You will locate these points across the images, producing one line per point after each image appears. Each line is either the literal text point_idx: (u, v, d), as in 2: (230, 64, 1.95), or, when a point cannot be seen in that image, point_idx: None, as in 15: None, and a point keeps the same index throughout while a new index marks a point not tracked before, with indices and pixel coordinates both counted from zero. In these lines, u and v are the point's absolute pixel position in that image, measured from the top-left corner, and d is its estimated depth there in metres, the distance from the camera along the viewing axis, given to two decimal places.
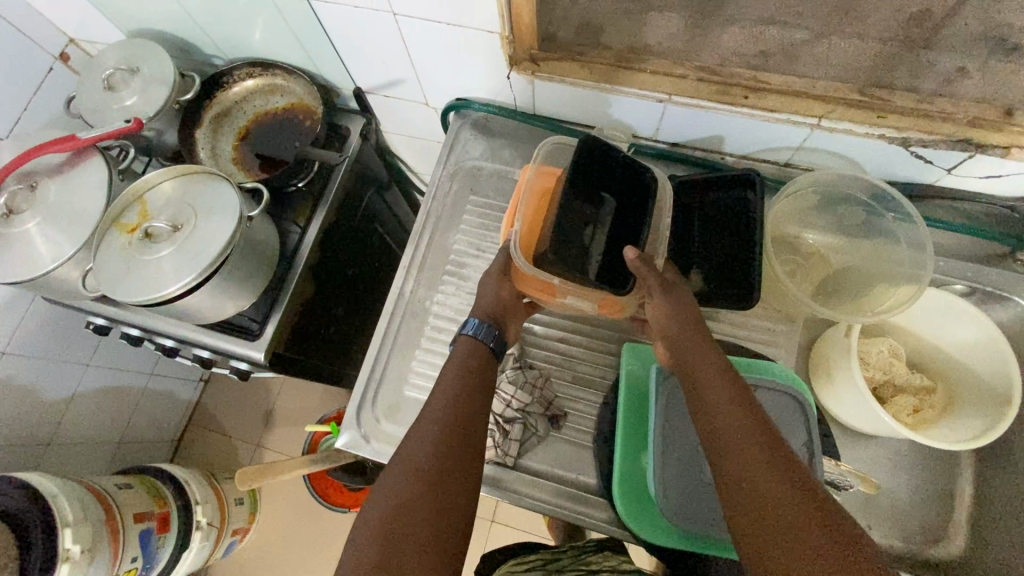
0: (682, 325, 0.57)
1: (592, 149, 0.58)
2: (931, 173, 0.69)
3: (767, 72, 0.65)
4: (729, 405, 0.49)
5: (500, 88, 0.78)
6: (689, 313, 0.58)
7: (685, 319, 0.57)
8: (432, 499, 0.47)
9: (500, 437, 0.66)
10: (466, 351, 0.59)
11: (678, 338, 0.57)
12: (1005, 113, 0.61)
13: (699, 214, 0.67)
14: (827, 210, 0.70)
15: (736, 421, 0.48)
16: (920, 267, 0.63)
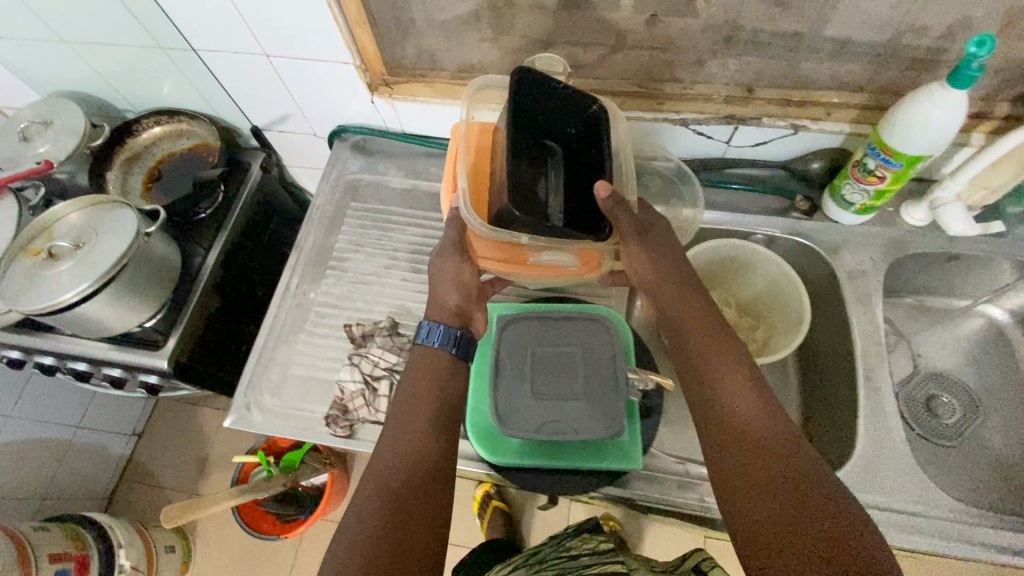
0: (666, 283, 0.64)
1: (532, 116, 0.63)
2: (717, 148, 0.85)
3: (569, 77, 0.82)
4: (732, 405, 0.56)
5: (369, 114, 0.91)
6: (675, 274, 0.65)
7: (664, 276, 0.64)
8: (417, 490, 0.54)
9: (372, 395, 0.74)
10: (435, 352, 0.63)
11: (664, 297, 0.65)
12: (747, 91, 0.78)
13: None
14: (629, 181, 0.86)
15: (722, 373, 0.58)
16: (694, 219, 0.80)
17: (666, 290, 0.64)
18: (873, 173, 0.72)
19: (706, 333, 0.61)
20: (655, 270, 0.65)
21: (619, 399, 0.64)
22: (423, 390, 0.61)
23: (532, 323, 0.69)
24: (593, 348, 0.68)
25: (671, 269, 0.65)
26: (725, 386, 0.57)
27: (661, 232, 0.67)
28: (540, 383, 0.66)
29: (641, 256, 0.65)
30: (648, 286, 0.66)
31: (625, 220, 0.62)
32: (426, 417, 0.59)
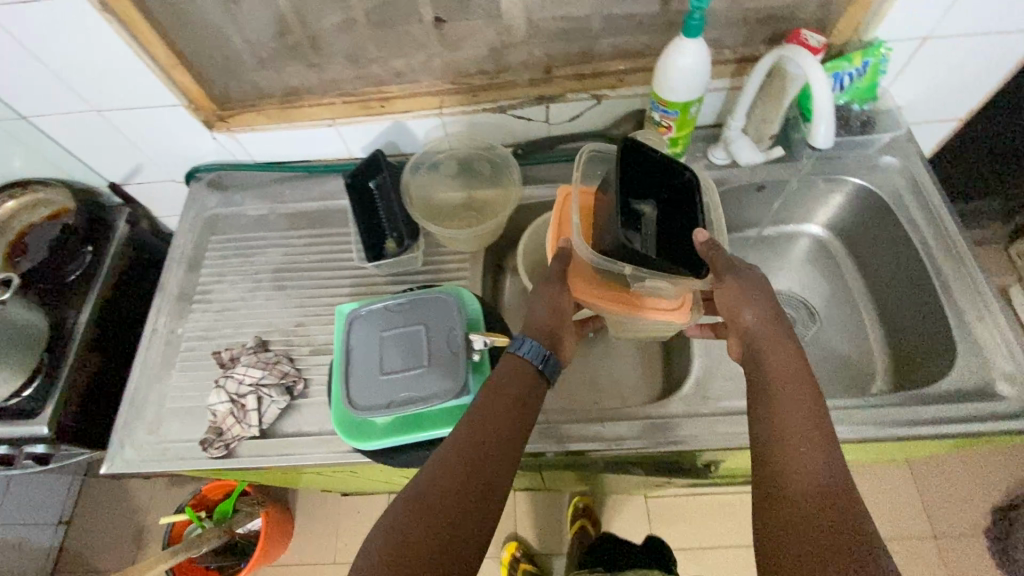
0: (767, 327, 0.65)
1: (631, 164, 0.68)
2: (539, 128, 0.93)
3: (388, 85, 0.88)
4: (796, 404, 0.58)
5: (217, 150, 0.96)
6: (765, 312, 0.67)
7: (765, 320, 0.66)
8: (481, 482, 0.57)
9: (240, 412, 0.76)
10: (512, 368, 0.65)
11: (761, 337, 0.66)
12: (546, 71, 0.86)
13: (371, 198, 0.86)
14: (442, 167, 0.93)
15: (795, 413, 0.58)
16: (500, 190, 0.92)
17: (763, 332, 0.66)
18: (660, 125, 0.81)
19: (789, 373, 0.61)
20: (756, 322, 0.66)
21: (459, 366, 0.68)
22: (496, 402, 0.62)
23: (377, 311, 0.73)
24: (436, 323, 0.71)
25: (767, 322, 0.66)
26: (797, 420, 0.57)
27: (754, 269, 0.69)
28: (391, 365, 0.68)
29: (733, 293, 0.67)
30: (744, 327, 0.67)
31: (721, 260, 0.66)
32: (490, 426, 0.60)
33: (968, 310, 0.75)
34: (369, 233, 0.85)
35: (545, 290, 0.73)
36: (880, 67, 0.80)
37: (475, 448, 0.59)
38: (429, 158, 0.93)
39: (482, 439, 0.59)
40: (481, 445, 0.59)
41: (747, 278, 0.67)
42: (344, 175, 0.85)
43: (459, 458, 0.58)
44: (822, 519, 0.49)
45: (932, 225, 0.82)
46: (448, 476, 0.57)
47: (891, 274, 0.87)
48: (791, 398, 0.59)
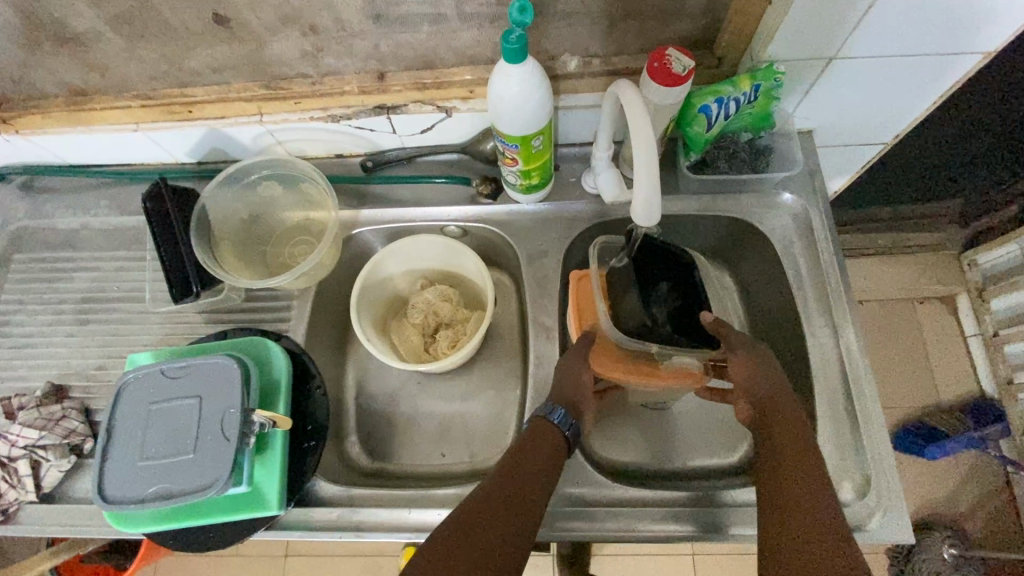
0: (785, 392, 0.63)
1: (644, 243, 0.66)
2: (389, 138, 0.79)
3: (192, 86, 0.73)
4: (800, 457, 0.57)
5: (14, 152, 0.82)
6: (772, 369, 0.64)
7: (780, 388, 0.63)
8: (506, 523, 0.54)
9: (12, 478, 0.68)
10: (545, 433, 0.62)
11: (779, 401, 0.62)
12: (379, 78, 0.71)
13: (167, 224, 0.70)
14: (245, 196, 0.76)
15: (801, 484, 0.55)
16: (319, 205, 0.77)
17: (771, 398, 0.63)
18: (505, 156, 0.68)
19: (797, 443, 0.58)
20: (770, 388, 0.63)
21: (221, 457, 0.59)
22: (519, 462, 0.59)
23: (151, 377, 0.63)
24: (213, 398, 0.62)
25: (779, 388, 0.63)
26: (806, 493, 0.54)
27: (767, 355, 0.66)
28: (151, 448, 0.60)
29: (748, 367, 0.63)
30: (762, 398, 0.63)
31: (735, 340, 0.64)
32: (512, 484, 0.57)
33: (839, 394, 0.66)
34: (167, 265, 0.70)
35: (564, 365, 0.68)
36: (772, 93, 0.65)
37: (493, 510, 0.55)
38: (242, 176, 0.74)
39: (499, 497, 0.56)
40: (502, 495, 0.56)
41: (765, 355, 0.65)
42: (137, 200, 0.70)
43: (476, 512, 0.55)
44: None
45: (817, 285, 0.71)
46: (466, 529, 0.53)
47: (773, 329, 0.76)
48: (798, 467, 0.56)
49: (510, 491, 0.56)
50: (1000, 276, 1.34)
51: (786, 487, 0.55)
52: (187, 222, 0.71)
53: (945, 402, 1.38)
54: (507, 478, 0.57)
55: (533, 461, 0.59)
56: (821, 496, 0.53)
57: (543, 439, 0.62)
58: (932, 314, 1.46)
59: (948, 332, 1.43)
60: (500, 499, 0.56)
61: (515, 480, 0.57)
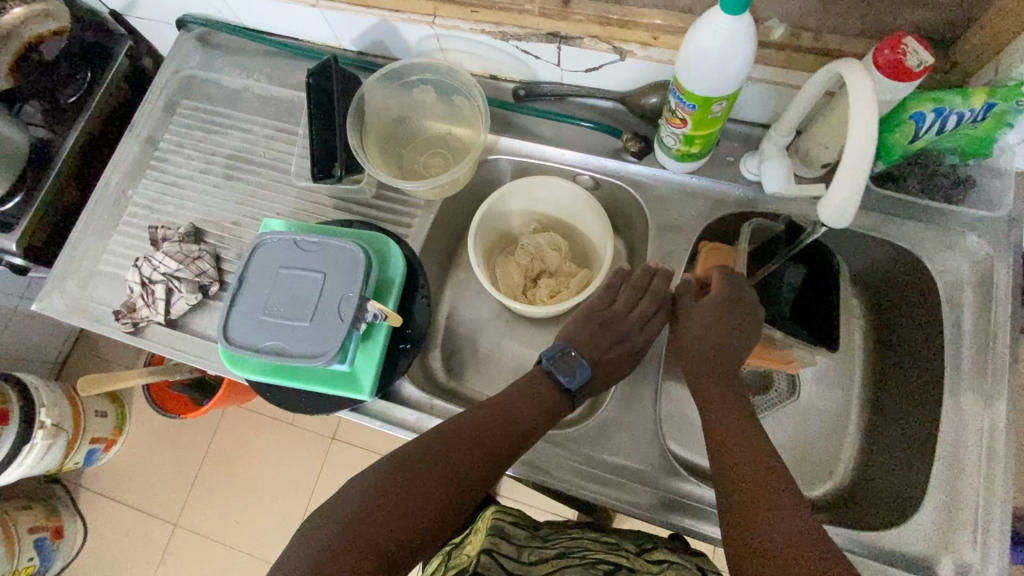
0: (733, 347, 0.64)
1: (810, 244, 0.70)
2: (549, 70, 0.76)
3: None
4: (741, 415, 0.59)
5: (201, 2, 0.86)
6: (730, 314, 0.65)
7: (710, 330, 0.65)
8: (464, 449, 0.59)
9: (149, 298, 0.75)
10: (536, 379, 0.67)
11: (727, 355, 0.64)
12: (563, 3, 0.67)
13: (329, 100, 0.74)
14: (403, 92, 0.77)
15: (743, 438, 0.56)
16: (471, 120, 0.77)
17: (709, 360, 0.64)
18: (674, 114, 0.63)
19: (741, 425, 0.58)
20: (709, 343, 0.64)
21: (333, 334, 0.62)
22: (501, 423, 0.62)
23: (285, 243, 0.67)
24: (336, 277, 0.65)
25: (711, 345, 0.64)
26: (745, 453, 0.55)
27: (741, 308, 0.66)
28: (271, 307, 0.64)
29: (696, 327, 0.66)
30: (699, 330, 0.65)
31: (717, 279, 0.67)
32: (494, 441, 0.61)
33: (966, 465, 0.60)
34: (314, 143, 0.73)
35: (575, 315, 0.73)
36: (1007, 116, 0.57)
37: (466, 447, 0.59)
38: (400, 76, 0.75)
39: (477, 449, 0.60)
40: (481, 424, 0.62)
41: (714, 303, 0.66)
42: (304, 73, 0.74)
43: (460, 434, 0.60)
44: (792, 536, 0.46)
45: (977, 345, 0.63)
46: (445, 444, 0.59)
47: (907, 378, 0.69)
48: (737, 448, 0.56)
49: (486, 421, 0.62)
50: None
51: (725, 436, 0.57)
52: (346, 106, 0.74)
53: None
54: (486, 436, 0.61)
55: (524, 407, 0.63)
56: (758, 453, 0.55)
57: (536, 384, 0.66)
58: None
59: None
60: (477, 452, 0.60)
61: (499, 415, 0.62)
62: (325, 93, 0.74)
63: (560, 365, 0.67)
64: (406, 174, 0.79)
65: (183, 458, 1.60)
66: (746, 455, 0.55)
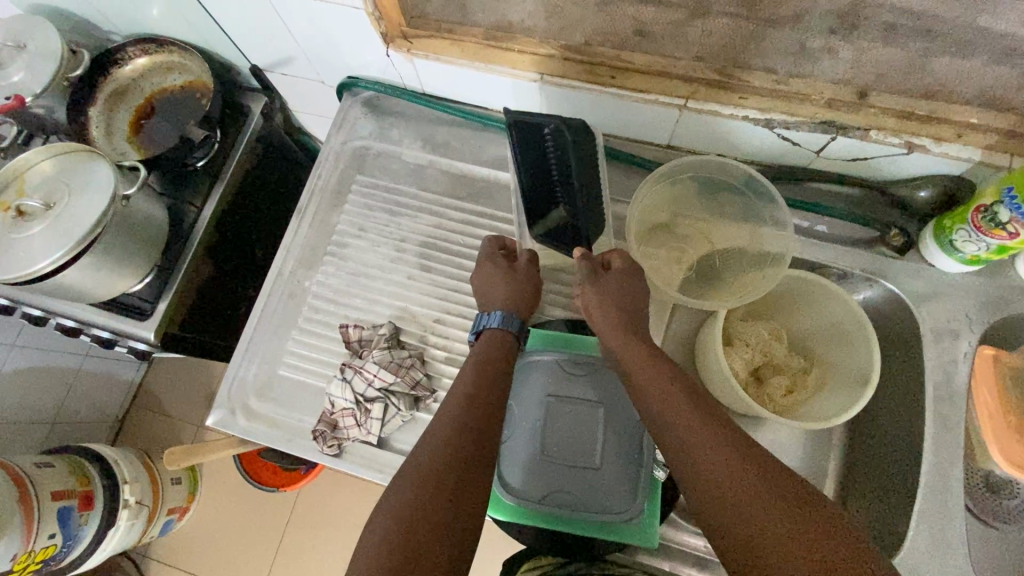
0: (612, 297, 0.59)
1: None
2: (802, 155, 0.68)
3: (629, 51, 0.65)
4: (671, 384, 0.53)
5: (383, 67, 0.76)
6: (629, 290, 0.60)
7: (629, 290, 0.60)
8: (466, 443, 0.49)
9: (362, 416, 0.66)
10: (490, 342, 0.60)
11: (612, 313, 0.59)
12: (859, 94, 0.61)
13: (541, 154, 0.61)
14: (673, 183, 0.70)
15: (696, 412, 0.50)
16: (752, 219, 0.70)
17: (618, 341, 0.58)
18: (1001, 227, 0.58)
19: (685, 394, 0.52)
20: (618, 310, 0.59)
21: (633, 480, 0.56)
22: (489, 372, 0.56)
23: (550, 365, 0.61)
24: (616, 409, 0.58)
25: (624, 311, 0.59)
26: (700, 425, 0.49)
27: (632, 280, 0.61)
28: (549, 444, 0.57)
29: (599, 300, 0.59)
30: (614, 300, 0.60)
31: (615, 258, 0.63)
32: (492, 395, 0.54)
33: None
34: (529, 198, 0.65)
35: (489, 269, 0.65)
36: None
37: (471, 442, 0.49)
38: (671, 174, 0.69)
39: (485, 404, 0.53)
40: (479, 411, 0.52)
41: (622, 272, 0.61)
42: (504, 120, 0.58)
43: (458, 429, 0.50)
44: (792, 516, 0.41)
45: None
46: (442, 442, 0.49)
47: None
48: (683, 413, 0.50)
49: (471, 403, 0.52)
50: None
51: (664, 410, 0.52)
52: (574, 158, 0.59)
53: None
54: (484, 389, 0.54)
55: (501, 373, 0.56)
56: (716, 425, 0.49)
57: (489, 349, 0.60)
58: None
59: None
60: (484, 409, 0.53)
61: (479, 392, 0.54)
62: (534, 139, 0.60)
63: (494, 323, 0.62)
64: (658, 272, 0.71)
65: (260, 528, 1.46)
66: (698, 426, 0.49)
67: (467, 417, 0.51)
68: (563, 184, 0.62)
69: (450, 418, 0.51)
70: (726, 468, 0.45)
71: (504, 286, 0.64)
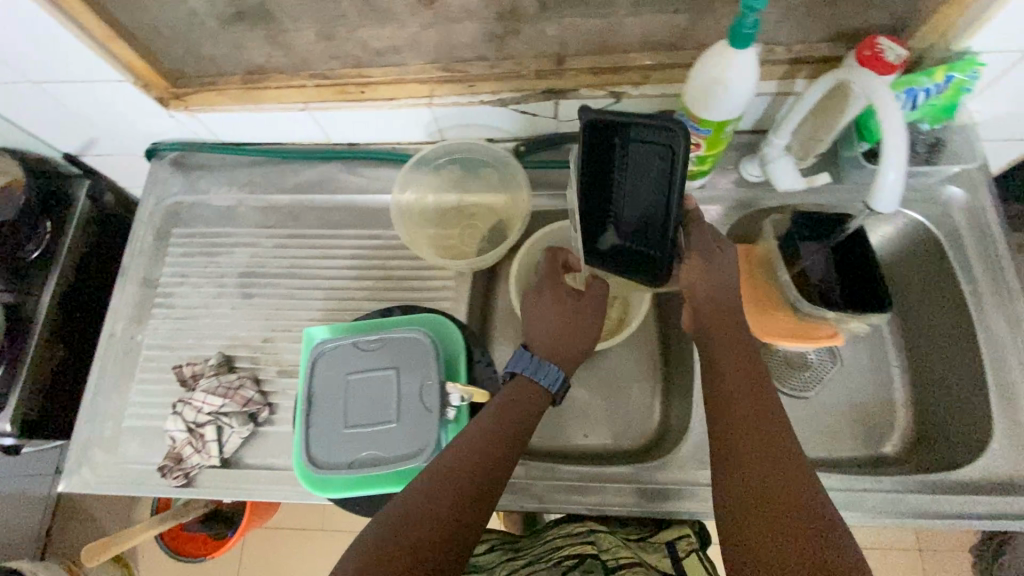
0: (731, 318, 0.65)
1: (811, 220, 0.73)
2: (545, 123, 0.79)
3: (368, 66, 0.74)
4: (744, 396, 0.59)
5: (175, 129, 0.84)
6: (727, 282, 0.67)
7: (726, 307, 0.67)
8: (469, 498, 0.53)
9: (199, 442, 0.71)
10: (515, 390, 0.64)
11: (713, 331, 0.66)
12: (557, 61, 0.71)
13: (608, 155, 0.64)
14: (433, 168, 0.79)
15: (757, 426, 0.56)
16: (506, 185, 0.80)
17: (713, 361, 0.64)
18: (687, 141, 0.68)
19: (755, 421, 0.57)
20: (713, 305, 0.67)
21: (429, 426, 0.60)
22: (506, 419, 0.60)
23: (344, 347, 0.65)
24: (412, 369, 0.63)
25: (717, 304, 0.67)
26: (755, 430, 0.56)
27: (724, 256, 0.68)
28: (352, 416, 0.62)
29: (699, 276, 0.67)
30: (689, 292, 0.68)
31: (708, 237, 0.67)
32: (508, 449, 0.59)
33: (1012, 379, 0.67)
34: (587, 217, 0.70)
35: (550, 306, 0.70)
36: (965, 85, 0.65)
37: (469, 494, 0.53)
38: (431, 159, 0.79)
39: (502, 452, 0.58)
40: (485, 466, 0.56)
41: (715, 254, 0.67)
42: (579, 109, 0.60)
43: (468, 479, 0.54)
44: (801, 532, 0.47)
45: (989, 277, 0.71)
46: (445, 490, 0.53)
47: (937, 320, 0.75)
48: (749, 435, 0.56)
49: (489, 460, 0.56)
50: None
51: (729, 412, 0.58)
52: (623, 156, 0.63)
53: None
54: (500, 451, 0.58)
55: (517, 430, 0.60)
56: (775, 441, 0.55)
57: (524, 402, 0.63)
58: None
59: None
60: (500, 456, 0.58)
61: (494, 447, 0.58)
62: (608, 144, 0.63)
63: (536, 371, 0.65)
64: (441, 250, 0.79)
65: None
66: (754, 439, 0.55)
67: (475, 469, 0.55)
68: (636, 195, 0.66)
69: (463, 467, 0.55)
70: (766, 485, 0.51)
71: (556, 316, 0.69)
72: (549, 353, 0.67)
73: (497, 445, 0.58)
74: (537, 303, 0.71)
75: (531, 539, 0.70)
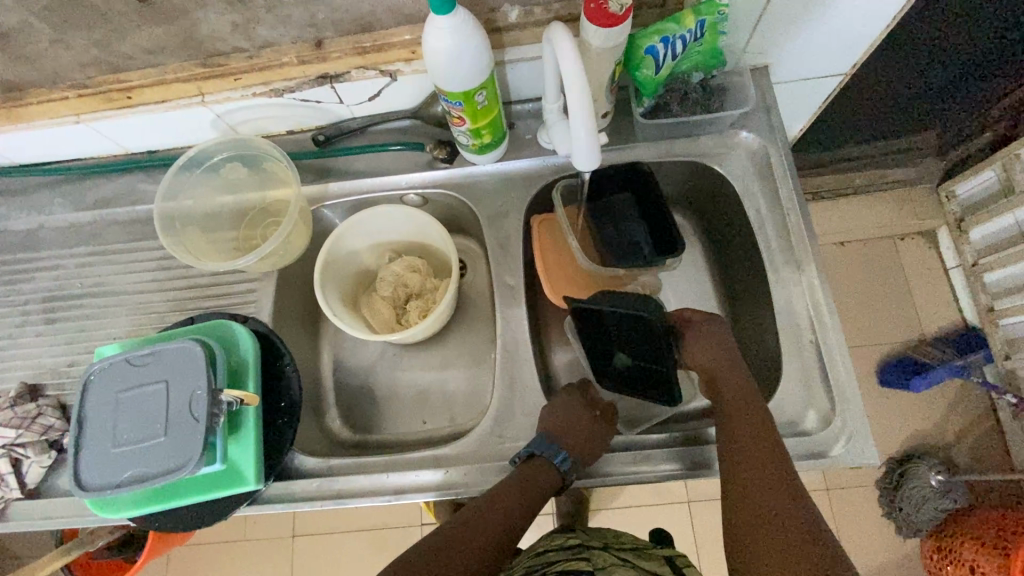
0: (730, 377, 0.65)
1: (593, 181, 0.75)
2: (337, 108, 0.77)
3: (126, 70, 0.70)
4: (750, 418, 0.61)
5: None
6: (726, 353, 0.69)
7: (724, 368, 0.68)
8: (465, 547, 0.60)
9: None
10: (541, 471, 0.65)
11: (724, 388, 0.67)
12: (317, 45, 0.68)
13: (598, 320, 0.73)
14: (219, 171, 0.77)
15: (758, 448, 0.59)
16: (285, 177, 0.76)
17: (717, 386, 0.67)
18: (451, 115, 0.66)
19: (764, 445, 0.59)
20: (719, 362, 0.68)
21: (195, 437, 0.59)
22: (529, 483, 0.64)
23: (115, 367, 0.63)
24: (180, 380, 0.61)
25: (724, 363, 0.68)
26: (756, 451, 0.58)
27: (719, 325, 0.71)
28: (120, 437, 0.60)
29: (701, 353, 0.70)
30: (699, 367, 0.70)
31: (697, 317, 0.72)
32: (515, 512, 0.62)
33: (801, 322, 0.67)
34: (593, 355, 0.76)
35: (562, 403, 0.70)
36: (718, 27, 0.63)
37: (469, 546, 0.60)
38: (212, 162, 0.76)
39: (508, 513, 0.62)
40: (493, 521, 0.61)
41: (715, 334, 0.70)
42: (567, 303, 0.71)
43: (469, 532, 0.60)
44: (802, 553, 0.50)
45: (777, 222, 0.71)
46: (450, 542, 0.59)
47: (742, 265, 0.75)
48: (754, 459, 0.58)
49: (493, 519, 0.62)
50: (978, 206, 1.28)
51: (735, 434, 0.61)
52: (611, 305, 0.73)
53: (928, 335, 1.36)
54: (508, 508, 0.62)
55: (526, 492, 0.64)
56: (780, 466, 0.57)
57: (535, 480, 0.65)
58: (909, 250, 1.42)
59: (928, 266, 1.40)
60: (506, 514, 0.62)
61: (507, 506, 0.62)
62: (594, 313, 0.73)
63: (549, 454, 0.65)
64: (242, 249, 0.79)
65: None
66: (757, 462, 0.58)
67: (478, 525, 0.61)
68: (629, 334, 0.73)
69: (471, 522, 0.61)
70: (772, 514, 0.54)
71: (581, 424, 0.68)
72: (583, 446, 0.66)
73: (511, 503, 0.62)
74: (555, 413, 0.69)
75: (528, 553, 0.75)
